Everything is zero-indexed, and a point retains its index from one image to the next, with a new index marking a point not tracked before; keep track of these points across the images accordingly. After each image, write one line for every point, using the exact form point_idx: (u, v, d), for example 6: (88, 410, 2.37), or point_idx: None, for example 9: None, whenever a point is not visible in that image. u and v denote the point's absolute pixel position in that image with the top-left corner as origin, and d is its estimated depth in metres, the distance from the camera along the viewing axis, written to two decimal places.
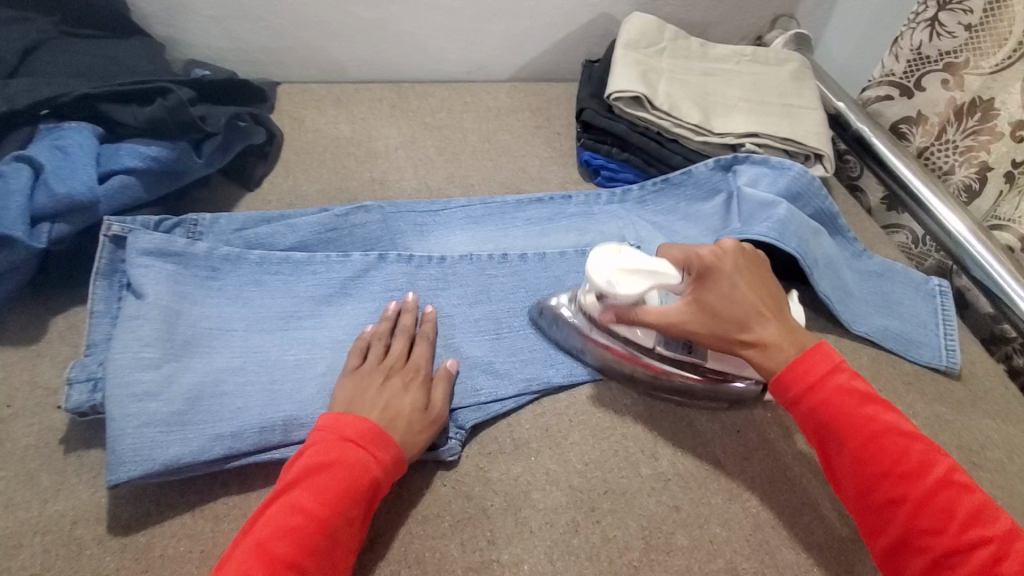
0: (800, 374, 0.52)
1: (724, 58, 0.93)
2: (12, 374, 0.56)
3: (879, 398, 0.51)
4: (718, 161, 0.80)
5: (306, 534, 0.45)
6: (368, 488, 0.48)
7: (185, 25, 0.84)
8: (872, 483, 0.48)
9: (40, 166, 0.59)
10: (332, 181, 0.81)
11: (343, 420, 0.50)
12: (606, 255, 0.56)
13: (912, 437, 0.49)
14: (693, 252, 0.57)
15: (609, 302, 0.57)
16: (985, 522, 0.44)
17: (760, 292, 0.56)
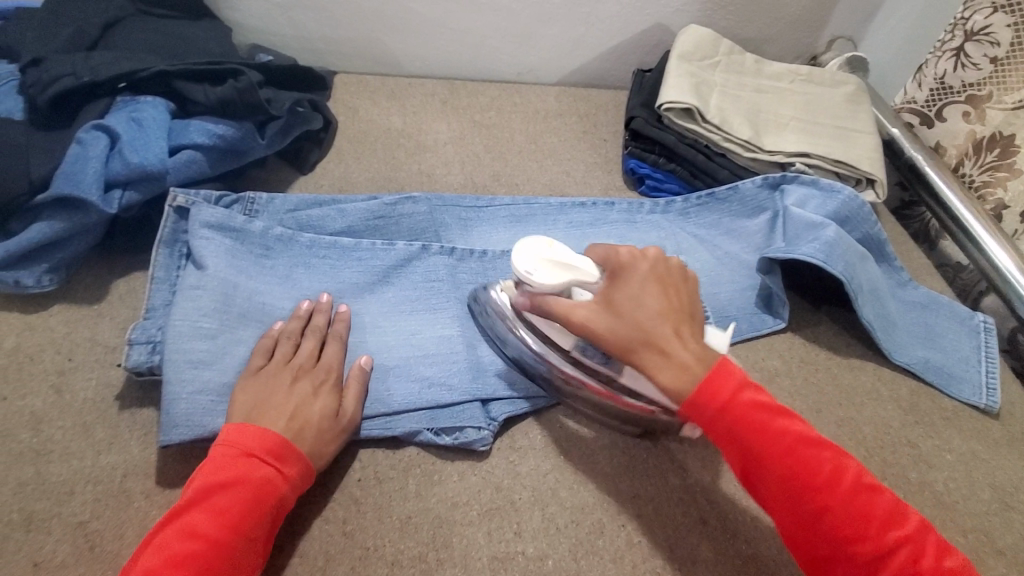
0: (709, 396, 0.46)
1: (778, 75, 0.93)
2: (75, 329, 0.60)
3: (785, 407, 0.48)
4: (766, 179, 0.80)
5: (204, 560, 0.43)
6: (273, 506, 0.47)
7: (253, 11, 0.87)
8: (796, 503, 0.44)
9: (116, 135, 0.62)
10: (382, 170, 0.84)
11: (246, 433, 0.49)
12: (535, 242, 0.55)
13: (820, 444, 0.46)
14: (612, 250, 0.53)
15: (527, 290, 0.56)
16: (900, 522, 0.43)
17: (671, 304, 0.50)
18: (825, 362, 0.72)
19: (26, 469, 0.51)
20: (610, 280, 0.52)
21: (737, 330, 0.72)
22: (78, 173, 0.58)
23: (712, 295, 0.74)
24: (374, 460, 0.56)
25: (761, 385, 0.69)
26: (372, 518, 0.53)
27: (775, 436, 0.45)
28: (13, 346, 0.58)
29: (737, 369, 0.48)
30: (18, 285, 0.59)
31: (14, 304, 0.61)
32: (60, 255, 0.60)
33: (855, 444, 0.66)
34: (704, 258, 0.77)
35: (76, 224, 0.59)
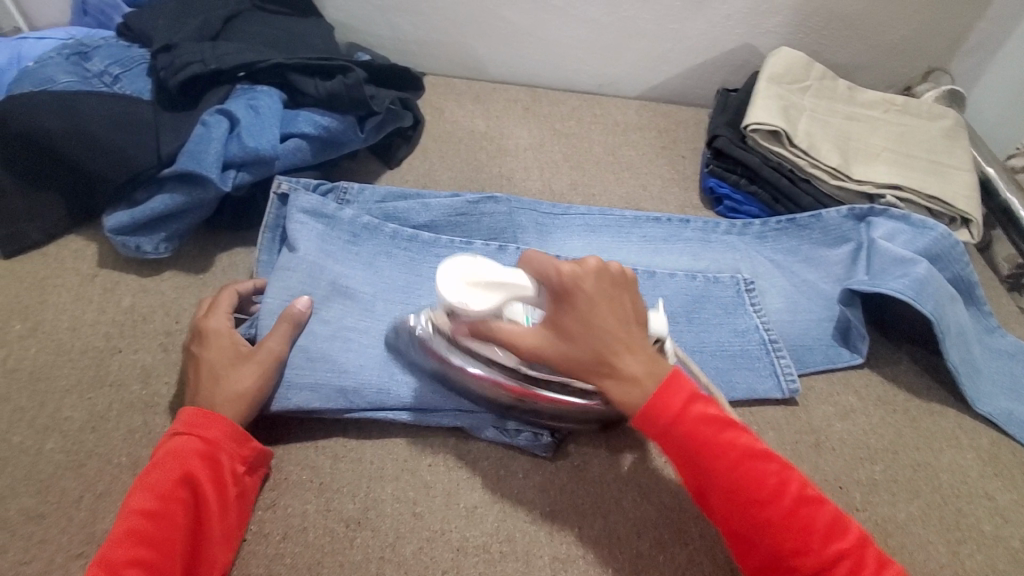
0: (661, 408, 0.46)
1: (872, 104, 0.90)
2: (184, 295, 0.66)
3: (734, 420, 0.48)
4: (852, 210, 0.78)
5: (142, 531, 0.44)
6: (205, 469, 0.48)
7: (356, 12, 0.92)
8: (739, 517, 0.44)
9: (236, 120, 0.68)
10: (464, 170, 0.86)
11: (171, 421, 0.50)
12: (459, 264, 0.52)
13: (766, 457, 0.46)
14: (551, 267, 0.48)
15: (460, 318, 0.52)
16: (839, 533, 0.44)
17: (619, 319, 0.48)
18: (903, 403, 0.69)
19: (135, 418, 0.56)
20: (551, 303, 0.49)
21: (812, 361, 0.70)
22: (201, 152, 0.64)
23: (787, 323, 0.72)
24: (444, 448, 0.58)
25: (834, 419, 0.67)
26: (440, 502, 0.55)
27: (723, 451, 0.45)
28: (129, 305, 0.64)
29: (689, 382, 0.48)
30: (138, 250, 0.65)
31: (131, 267, 0.67)
32: (177, 225, 0.66)
33: (932, 491, 0.63)
34: (781, 284, 0.76)
35: (195, 199, 0.65)
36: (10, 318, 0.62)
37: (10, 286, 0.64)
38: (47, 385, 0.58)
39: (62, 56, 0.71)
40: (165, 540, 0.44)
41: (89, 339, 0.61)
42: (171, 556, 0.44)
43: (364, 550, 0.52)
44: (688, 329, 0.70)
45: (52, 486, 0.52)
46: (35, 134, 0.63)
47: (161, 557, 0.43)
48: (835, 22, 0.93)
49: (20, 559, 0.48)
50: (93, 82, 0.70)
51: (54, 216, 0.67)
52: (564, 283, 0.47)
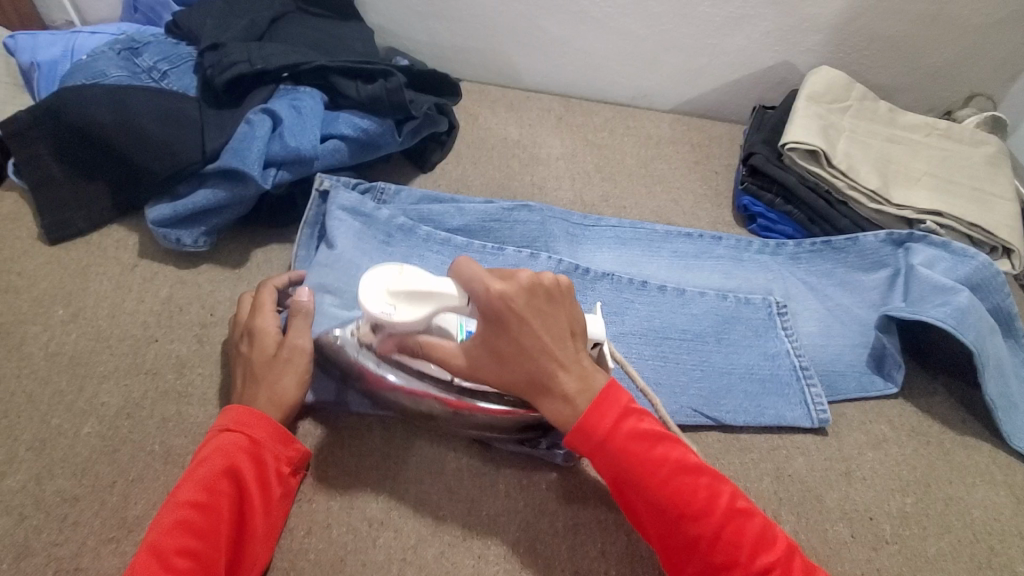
0: (594, 426, 0.47)
1: (913, 127, 0.88)
2: (220, 288, 0.67)
3: (667, 434, 0.49)
4: (890, 235, 0.76)
5: (192, 523, 0.44)
6: (252, 467, 0.49)
7: (396, 17, 0.93)
8: (671, 531, 0.46)
9: (279, 120, 0.69)
10: (496, 177, 0.87)
11: (217, 417, 0.50)
12: (380, 274, 0.52)
13: (697, 471, 0.47)
14: (478, 284, 0.49)
15: (387, 332, 0.52)
16: (768, 546, 0.44)
17: (553, 332, 0.49)
18: (937, 435, 0.67)
19: (169, 407, 0.58)
20: (482, 319, 0.49)
21: (844, 388, 0.69)
22: (245, 149, 0.66)
23: (819, 347, 0.71)
24: (468, 454, 0.58)
25: (865, 448, 0.66)
26: (462, 509, 0.55)
27: (653, 466, 0.46)
28: (166, 295, 0.66)
29: (623, 398, 0.49)
30: (178, 243, 0.67)
31: (170, 258, 0.69)
32: (215, 220, 0.67)
33: (965, 527, 0.61)
34: (814, 307, 0.75)
35: (236, 195, 0.66)
36: (53, 303, 0.64)
37: (54, 271, 0.66)
38: (86, 370, 0.59)
39: (114, 51, 0.74)
40: (212, 533, 0.45)
41: (127, 327, 0.63)
42: (216, 549, 0.44)
43: (386, 550, 0.52)
44: (717, 350, 0.69)
45: (87, 470, 0.53)
46: (88, 127, 0.65)
47: (207, 549, 0.44)
48: (877, 43, 0.91)
49: (55, 540, 0.50)
50: (142, 77, 0.72)
51: (99, 206, 0.69)
52: (496, 304, 0.48)
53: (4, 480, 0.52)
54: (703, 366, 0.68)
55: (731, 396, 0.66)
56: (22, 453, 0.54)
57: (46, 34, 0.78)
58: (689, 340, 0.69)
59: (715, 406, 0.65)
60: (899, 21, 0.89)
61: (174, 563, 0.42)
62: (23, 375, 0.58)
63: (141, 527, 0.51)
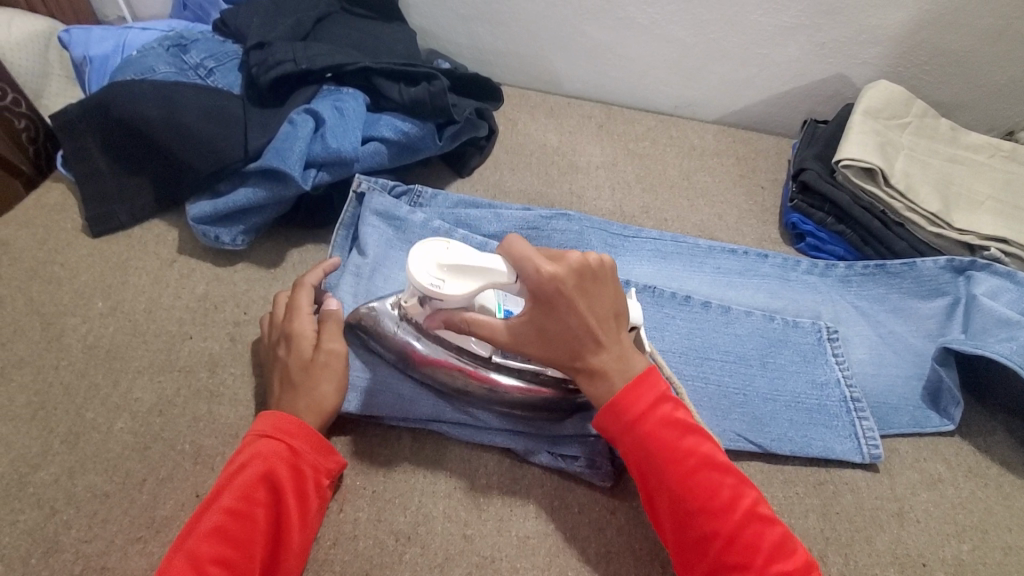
0: (629, 404, 0.48)
1: (976, 147, 0.83)
2: (255, 288, 0.67)
3: (700, 429, 0.49)
4: (950, 261, 0.72)
5: (227, 529, 0.44)
6: (289, 477, 0.48)
7: (439, 19, 0.91)
8: (687, 521, 0.45)
9: (322, 121, 0.69)
10: (534, 184, 0.85)
11: (258, 421, 0.50)
12: (427, 249, 0.51)
13: (724, 469, 0.47)
14: (528, 268, 0.47)
15: (435, 306, 0.52)
16: (783, 556, 0.44)
17: (597, 314, 0.49)
18: (997, 477, 0.63)
19: (200, 406, 0.58)
20: (530, 302, 0.48)
21: (896, 422, 0.65)
22: (286, 149, 0.65)
23: (870, 378, 0.68)
24: (498, 470, 0.57)
25: (918, 487, 0.62)
26: (491, 528, 0.53)
27: (682, 456, 0.46)
28: (202, 292, 0.66)
29: (664, 386, 0.49)
30: (217, 241, 0.67)
31: (208, 255, 0.69)
32: (254, 219, 0.67)
33: None
34: (865, 333, 0.71)
35: (275, 194, 0.66)
36: (94, 296, 0.64)
37: (96, 264, 0.67)
38: (121, 364, 0.59)
39: (163, 47, 0.74)
40: (246, 542, 0.44)
41: (163, 323, 0.63)
42: (250, 559, 0.44)
43: (412, 567, 0.50)
44: (761, 374, 0.66)
45: (118, 466, 0.53)
46: (135, 123, 0.66)
47: (241, 559, 0.43)
48: (940, 58, 0.86)
49: (83, 536, 0.50)
50: (189, 74, 0.73)
51: (142, 201, 0.69)
52: (547, 289, 0.47)
53: (38, 472, 0.53)
54: (746, 390, 0.65)
55: (775, 424, 0.63)
56: (56, 446, 0.54)
57: (98, 29, 0.79)
58: (731, 362, 0.66)
59: (760, 433, 0.62)
60: (965, 35, 0.84)
61: (207, 571, 0.42)
62: (61, 367, 0.59)
63: (168, 528, 0.51)
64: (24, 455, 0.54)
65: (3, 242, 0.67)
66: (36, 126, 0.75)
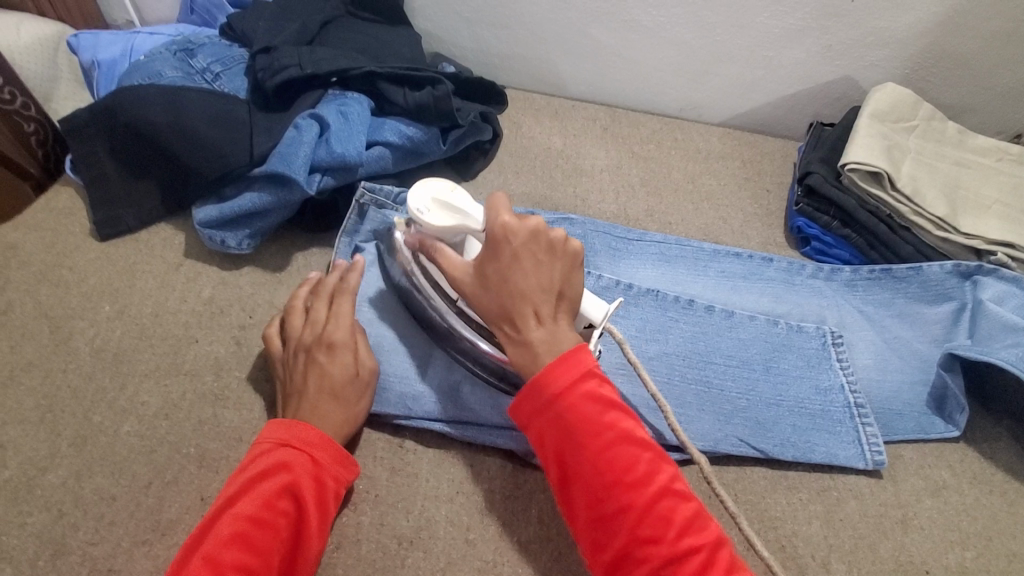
0: (552, 379, 0.46)
1: (984, 150, 0.83)
2: (260, 291, 0.67)
3: (621, 404, 0.47)
4: (957, 266, 0.71)
5: (249, 537, 0.44)
6: (312, 487, 0.48)
7: (443, 23, 0.91)
8: (604, 498, 0.43)
9: (327, 126, 0.70)
10: (538, 187, 0.85)
11: (278, 428, 0.50)
12: (432, 185, 0.55)
13: (643, 445, 0.45)
14: (490, 218, 0.50)
15: (417, 229, 0.56)
16: (695, 530, 0.42)
17: (540, 282, 0.48)
18: (1002, 484, 0.63)
19: (206, 409, 0.58)
20: (483, 245, 0.51)
21: (901, 429, 0.65)
22: (292, 154, 0.66)
23: (875, 383, 0.68)
24: (501, 474, 0.57)
25: (923, 494, 0.61)
26: (494, 533, 0.53)
27: (600, 431, 0.44)
28: (208, 296, 0.66)
29: (589, 361, 0.47)
30: (223, 245, 0.67)
31: (214, 259, 0.69)
32: (259, 223, 0.68)
33: None
34: (870, 339, 0.71)
35: (280, 199, 0.67)
36: (102, 299, 0.65)
37: (104, 267, 0.67)
38: (128, 367, 0.60)
39: (170, 52, 0.75)
40: (267, 550, 0.44)
41: (169, 327, 0.63)
42: (269, 567, 0.44)
43: (414, 571, 0.51)
44: (765, 379, 0.66)
45: (126, 469, 0.54)
46: (143, 128, 0.67)
47: (262, 568, 0.43)
48: (947, 60, 0.86)
49: (90, 538, 0.50)
50: (195, 79, 0.73)
51: (149, 205, 0.70)
52: (498, 234, 0.49)
53: (46, 474, 0.53)
54: (749, 395, 0.65)
55: (778, 430, 0.63)
56: (65, 448, 0.55)
57: (107, 33, 0.80)
58: (735, 366, 0.66)
59: (763, 437, 0.62)
60: (973, 37, 0.83)
61: None
62: (70, 369, 0.60)
63: (174, 531, 0.51)
64: (33, 457, 0.54)
65: (13, 245, 0.68)
66: (45, 130, 0.76)
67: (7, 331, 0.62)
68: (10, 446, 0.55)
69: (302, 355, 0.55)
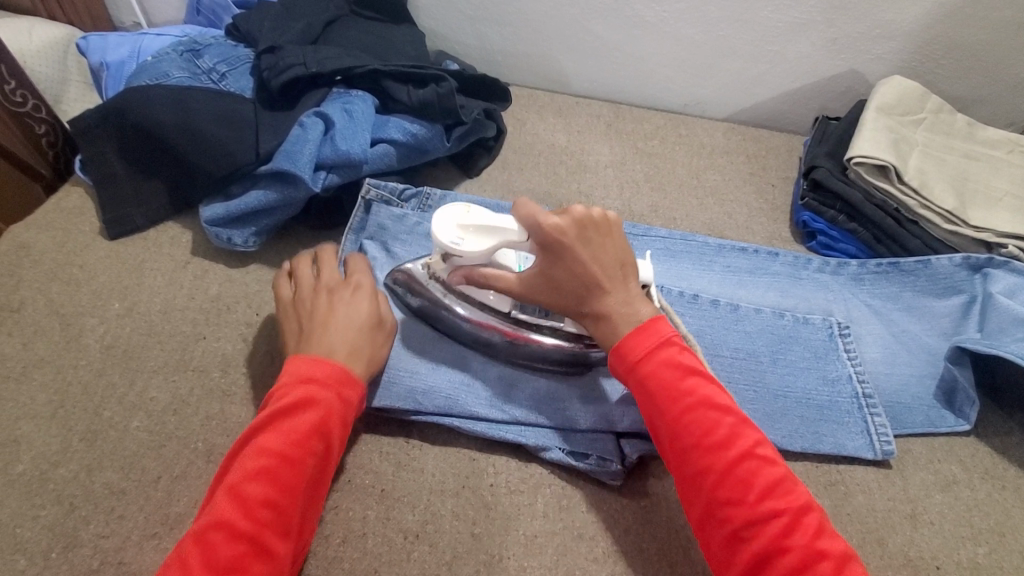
0: (630, 347, 0.50)
1: (993, 143, 0.82)
2: (266, 288, 0.68)
3: (703, 372, 0.49)
4: (967, 258, 0.71)
5: (278, 473, 0.45)
6: (338, 426, 0.49)
7: (447, 21, 0.92)
8: (684, 457, 0.46)
9: (331, 123, 0.70)
10: (542, 184, 0.85)
11: (307, 364, 0.50)
12: (450, 212, 0.54)
13: (724, 410, 0.47)
14: (535, 226, 0.51)
15: (455, 262, 0.56)
16: (779, 495, 0.43)
17: (601, 264, 0.52)
18: (1014, 480, 0.62)
19: (213, 405, 0.59)
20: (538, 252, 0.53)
21: (910, 422, 0.64)
22: (297, 152, 0.66)
23: (884, 376, 0.67)
24: (506, 469, 0.57)
25: (933, 489, 0.61)
26: (500, 527, 0.53)
27: (680, 394, 0.47)
28: (215, 293, 0.67)
29: (668, 330, 0.50)
30: (229, 242, 0.68)
31: (221, 257, 0.70)
32: (265, 221, 0.68)
33: None
34: (878, 332, 0.71)
35: (286, 197, 0.67)
36: (111, 297, 0.66)
37: (113, 266, 0.68)
38: (137, 364, 0.61)
39: (176, 52, 0.76)
40: (293, 486, 0.45)
41: (177, 323, 0.64)
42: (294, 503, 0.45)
43: (420, 565, 0.51)
44: (772, 370, 0.66)
45: (134, 464, 0.55)
46: (150, 127, 0.67)
47: (288, 502, 0.45)
48: (955, 52, 0.85)
49: (100, 532, 0.51)
50: (202, 79, 0.74)
51: (157, 204, 0.71)
52: (551, 237, 0.51)
53: (57, 469, 0.54)
54: (756, 386, 0.64)
55: (786, 421, 0.62)
56: (75, 443, 0.56)
57: (114, 35, 0.81)
58: (742, 359, 0.66)
59: (770, 429, 0.62)
60: (982, 28, 0.82)
61: (256, 512, 0.43)
62: (79, 366, 0.60)
63: (182, 525, 0.52)
64: (45, 452, 0.55)
65: (24, 244, 0.69)
66: (56, 131, 0.77)
67: (19, 329, 0.62)
68: (23, 442, 0.55)
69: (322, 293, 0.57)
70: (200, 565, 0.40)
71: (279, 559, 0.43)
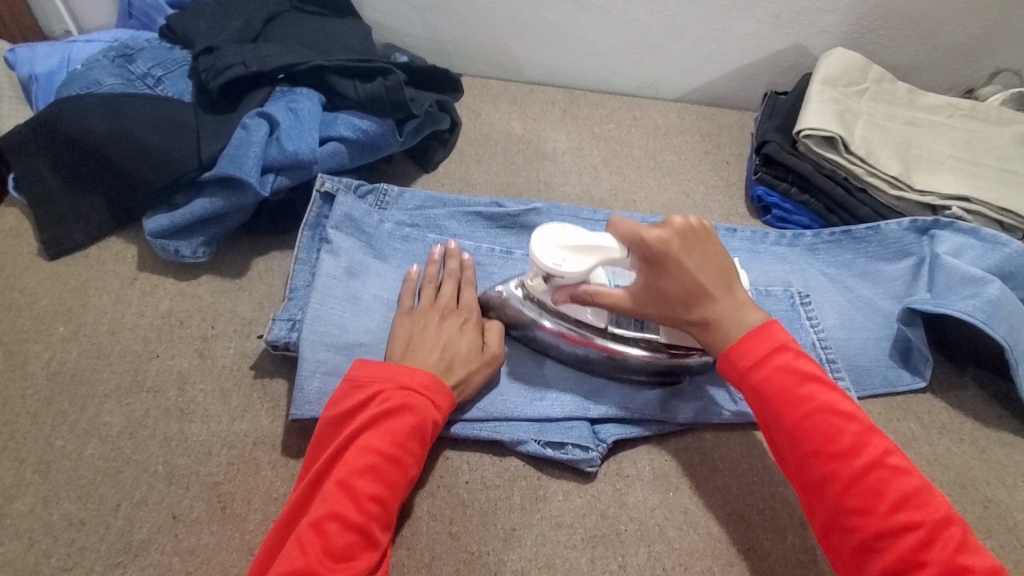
0: (744, 352, 0.49)
1: (935, 108, 0.84)
2: (219, 300, 0.65)
3: (824, 377, 0.49)
4: (914, 222, 0.74)
5: (383, 472, 0.47)
6: (431, 431, 0.51)
7: (392, 13, 0.89)
8: (806, 464, 0.46)
9: (276, 124, 0.68)
10: (502, 174, 0.84)
11: (402, 369, 0.52)
12: (546, 235, 0.55)
13: (849, 417, 0.46)
14: (638, 236, 0.50)
15: (559, 284, 0.55)
16: (914, 506, 0.43)
17: (705, 271, 0.52)
18: (971, 433, 0.65)
19: (172, 425, 0.56)
20: (641, 267, 0.52)
21: (869, 383, 0.67)
22: (241, 156, 0.64)
23: (844, 341, 0.69)
24: (481, 465, 0.57)
25: None
26: (477, 524, 0.53)
27: (799, 401, 0.47)
28: (166, 309, 0.64)
29: (783, 336, 0.50)
30: (177, 254, 0.65)
31: (169, 270, 0.67)
32: (214, 229, 0.66)
33: (1006, 532, 0.58)
34: (835, 299, 0.72)
35: (233, 203, 0.65)
36: (55, 321, 0.62)
37: (55, 287, 0.65)
38: (86, 389, 0.58)
39: (108, 59, 0.71)
40: (395, 484, 0.48)
41: (128, 343, 0.61)
42: (395, 499, 0.47)
43: (399, 570, 0.50)
44: None
45: (92, 493, 0.52)
46: (84, 139, 0.64)
47: (390, 498, 0.47)
48: (893, 22, 0.87)
49: (62, 565, 0.49)
50: (137, 85, 0.70)
51: (97, 219, 0.67)
52: (655, 249, 0.50)
53: (12, 503, 0.51)
54: None
55: None
56: (28, 476, 0.53)
57: (41, 45, 0.77)
58: None
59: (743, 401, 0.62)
60: None
61: (366, 507, 0.45)
62: (27, 396, 0.57)
63: (147, 552, 0.50)
64: None
65: None
66: None
67: None
68: None
69: (435, 315, 0.59)
70: (316, 551, 0.43)
71: (383, 549, 0.46)
